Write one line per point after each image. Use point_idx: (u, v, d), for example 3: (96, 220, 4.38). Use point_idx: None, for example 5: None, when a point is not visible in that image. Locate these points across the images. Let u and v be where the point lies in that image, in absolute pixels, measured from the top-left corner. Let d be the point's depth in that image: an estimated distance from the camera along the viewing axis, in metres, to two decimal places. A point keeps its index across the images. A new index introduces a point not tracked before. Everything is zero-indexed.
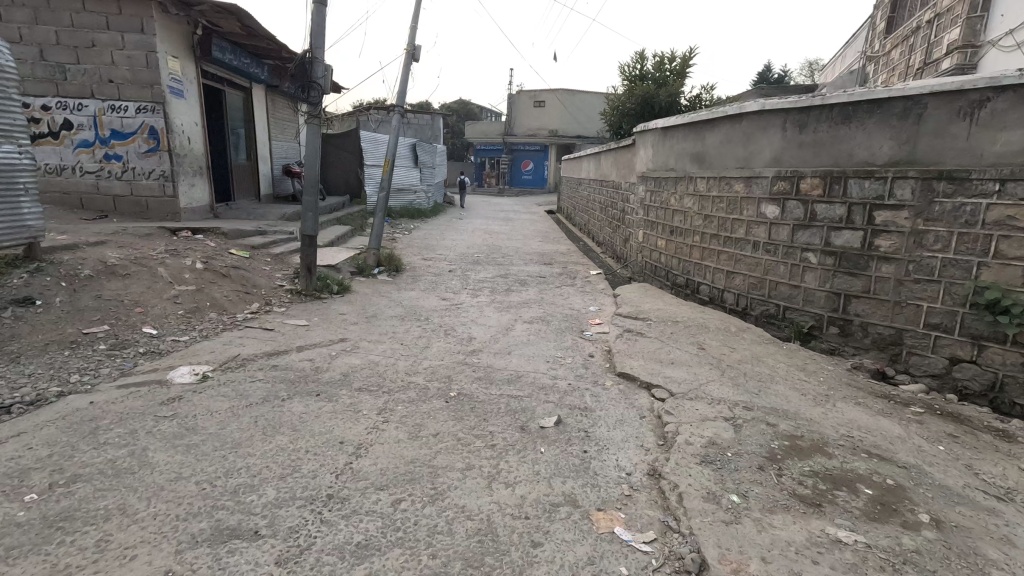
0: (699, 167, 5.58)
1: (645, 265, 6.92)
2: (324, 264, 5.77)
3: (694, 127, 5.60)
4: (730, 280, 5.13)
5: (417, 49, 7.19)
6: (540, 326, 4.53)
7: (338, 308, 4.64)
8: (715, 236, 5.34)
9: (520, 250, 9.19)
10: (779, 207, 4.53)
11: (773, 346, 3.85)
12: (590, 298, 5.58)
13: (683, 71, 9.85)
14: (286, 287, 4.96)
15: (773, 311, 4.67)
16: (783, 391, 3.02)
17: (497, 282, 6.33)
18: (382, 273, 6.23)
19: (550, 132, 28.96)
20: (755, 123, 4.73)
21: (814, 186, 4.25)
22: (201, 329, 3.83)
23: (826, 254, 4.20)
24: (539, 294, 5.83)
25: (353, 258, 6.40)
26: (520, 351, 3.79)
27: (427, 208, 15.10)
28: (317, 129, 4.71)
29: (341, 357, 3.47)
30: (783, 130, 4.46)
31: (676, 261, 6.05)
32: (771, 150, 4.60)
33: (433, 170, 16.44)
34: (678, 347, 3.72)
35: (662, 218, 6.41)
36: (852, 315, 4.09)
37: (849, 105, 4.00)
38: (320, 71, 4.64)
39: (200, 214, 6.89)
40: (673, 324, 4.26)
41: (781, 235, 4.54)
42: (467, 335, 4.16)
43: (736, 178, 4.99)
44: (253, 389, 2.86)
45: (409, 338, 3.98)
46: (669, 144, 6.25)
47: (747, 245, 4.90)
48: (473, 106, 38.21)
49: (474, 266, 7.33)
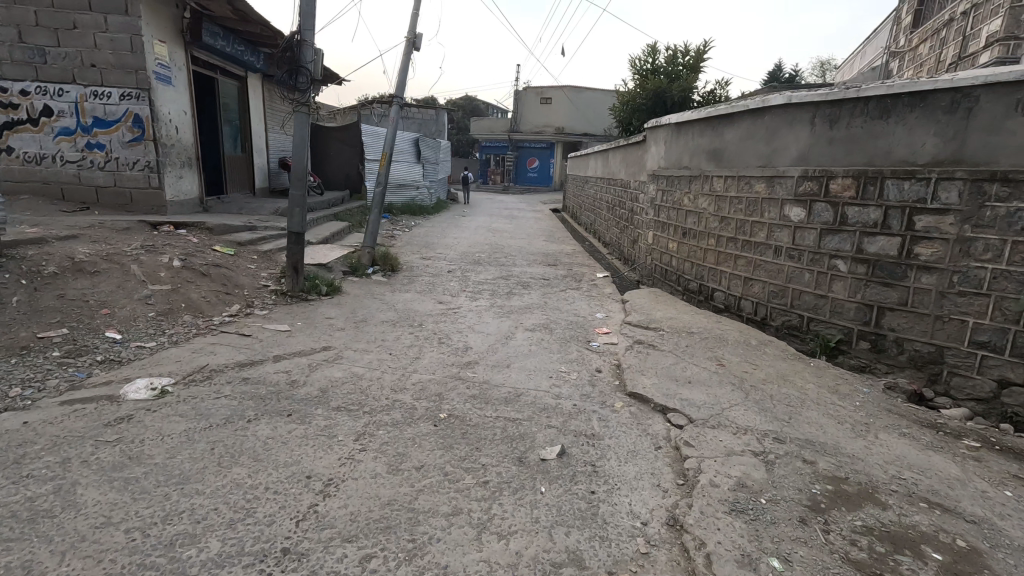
0: (716, 165, 5.21)
1: (654, 268, 6.57)
2: (315, 263, 5.44)
3: (712, 123, 5.23)
4: (748, 287, 4.77)
5: (418, 37, 6.83)
6: (543, 335, 4.18)
7: (325, 312, 4.30)
8: (732, 239, 4.97)
9: (523, 250, 8.83)
10: (805, 209, 4.16)
11: (800, 364, 3.49)
12: (597, 305, 5.22)
13: (696, 65, 9.45)
14: (271, 288, 4.62)
15: (795, 322, 4.30)
16: (817, 420, 2.66)
17: (498, 284, 5.98)
18: (376, 273, 5.89)
19: (556, 129, 28.55)
20: (779, 118, 4.35)
21: (846, 187, 3.87)
22: (171, 333, 3.50)
23: (857, 262, 3.82)
24: (542, 298, 5.47)
25: (346, 256, 6.06)
26: (520, 365, 3.44)
27: (430, 205, 14.78)
28: (306, 118, 4.37)
29: (322, 370, 3.13)
30: (811, 126, 4.08)
31: (688, 266, 5.68)
32: (797, 148, 4.23)
33: (436, 166, 16.09)
34: (695, 363, 3.36)
35: (675, 220, 6.03)
36: (886, 330, 3.72)
37: (887, 98, 3.62)
38: (308, 55, 4.29)
39: (188, 208, 6.57)
40: (689, 337, 3.89)
41: (807, 240, 4.16)
42: (463, 344, 3.81)
43: (757, 178, 4.62)
44: (217, 407, 2.52)
45: (400, 347, 3.65)
46: (683, 140, 5.88)
47: (768, 250, 4.53)
48: (478, 102, 37.80)
49: (475, 266, 6.98)
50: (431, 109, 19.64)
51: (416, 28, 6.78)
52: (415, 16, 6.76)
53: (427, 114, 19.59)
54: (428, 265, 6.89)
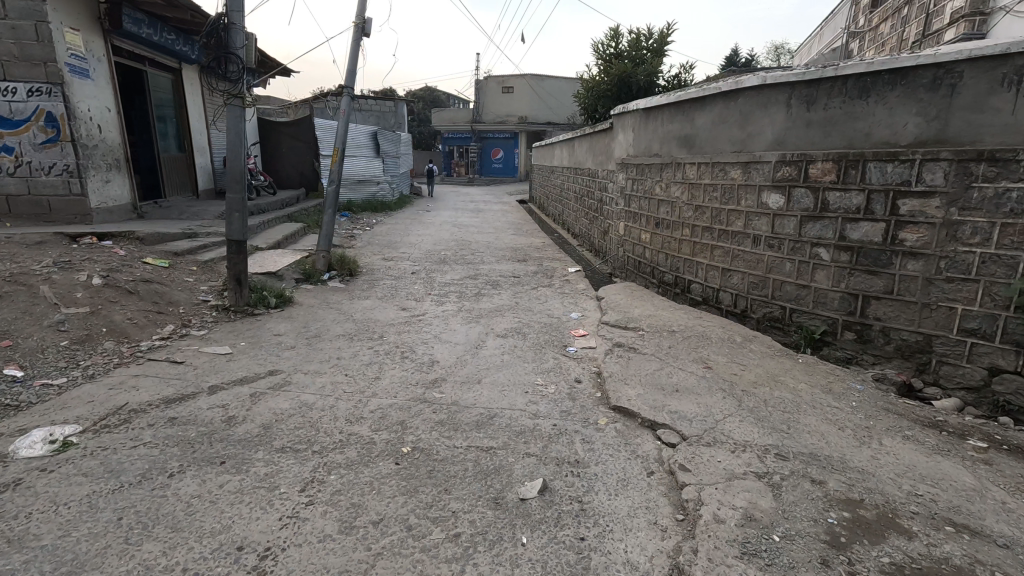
0: (688, 152, 4.98)
1: (627, 260, 6.34)
2: (263, 271, 4.97)
3: (682, 107, 4.99)
4: (726, 279, 4.57)
5: (367, 23, 6.34)
6: (516, 341, 3.87)
7: (274, 328, 3.87)
8: (708, 229, 4.76)
9: (491, 245, 8.49)
10: (784, 196, 3.96)
11: (789, 362, 3.29)
12: (571, 303, 4.94)
13: (660, 49, 9.24)
14: (211, 302, 4.14)
15: (776, 314, 4.13)
16: (819, 429, 2.44)
17: (466, 285, 5.64)
18: (333, 279, 5.46)
19: (519, 119, 28.16)
20: (754, 100, 4.13)
21: (826, 171, 3.68)
22: (88, 365, 3.02)
23: (840, 250, 3.65)
24: (513, 298, 5.16)
25: (299, 261, 5.59)
26: (492, 379, 3.12)
27: (392, 201, 14.22)
28: (240, 112, 3.89)
29: (266, 400, 2.73)
30: (788, 108, 3.88)
31: (663, 258, 5.47)
32: (773, 131, 4.02)
33: (397, 160, 15.51)
34: (680, 368, 3.12)
35: (647, 210, 5.80)
36: (871, 320, 3.56)
37: (867, 76, 3.43)
38: (239, 40, 3.79)
39: (118, 215, 5.94)
40: (671, 337, 3.65)
41: (787, 227, 3.97)
42: (429, 357, 3.46)
43: (732, 164, 4.41)
44: (132, 461, 2.11)
45: (358, 365, 3.27)
46: (652, 126, 5.64)
47: (746, 240, 4.33)
48: (439, 93, 36.98)
49: (440, 266, 6.60)
50: (390, 101, 18.92)
51: (365, 13, 6.29)
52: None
53: (385, 105, 18.86)
54: (390, 266, 6.47)
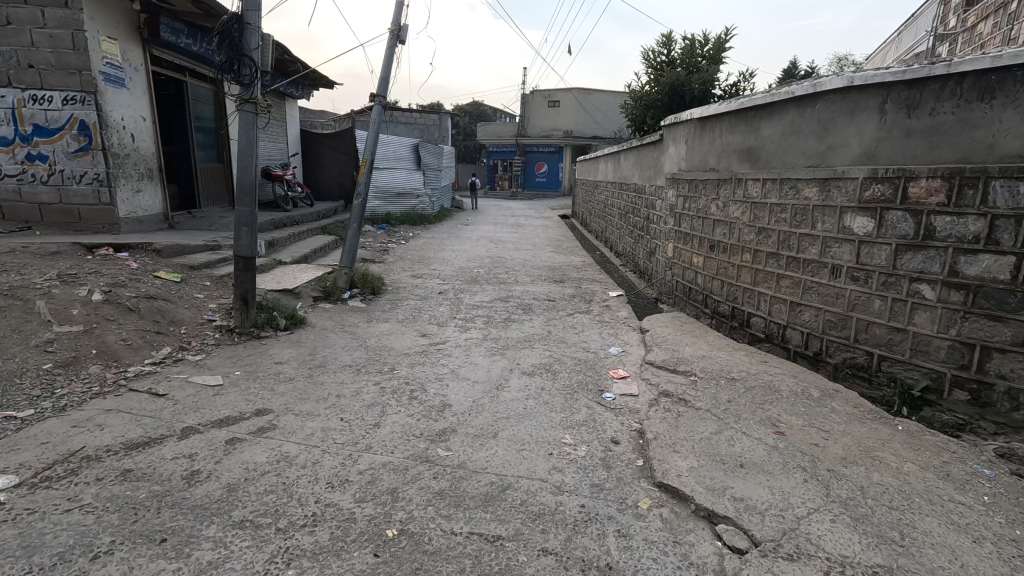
0: (751, 166, 4.35)
1: (676, 286, 5.72)
2: (279, 288, 4.67)
3: (744, 115, 4.38)
4: (795, 314, 3.90)
5: (403, 29, 6.08)
6: (544, 381, 3.34)
7: (277, 354, 3.51)
8: (774, 255, 4.11)
9: (527, 263, 8.00)
10: (874, 219, 3.28)
11: (885, 429, 2.61)
12: (610, 335, 4.37)
13: (717, 56, 8.58)
14: (216, 322, 3.84)
15: (860, 360, 3.42)
16: (947, 542, 1.79)
17: (495, 308, 5.18)
18: (354, 298, 5.13)
19: (564, 133, 27.76)
20: (837, 106, 3.49)
21: (931, 191, 2.99)
22: (64, 393, 2.73)
23: (950, 288, 2.94)
24: (545, 326, 4.64)
25: (321, 278, 5.29)
26: (511, 434, 2.60)
27: (432, 214, 14.06)
28: (253, 118, 3.60)
29: (241, 449, 2.32)
30: (882, 114, 3.22)
31: (717, 285, 4.84)
32: (861, 142, 3.35)
33: (439, 173, 15.37)
34: (745, 433, 2.50)
35: (701, 231, 5.17)
36: (993, 378, 2.83)
37: (991, 74, 2.76)
38: (253, 40, 3.49)
39: (148, 225, 5.85)
40: (730, 387, 3.04)
41: (877, 258, 3.28)
42: (440, 400, 2.98)
43: (806, 181, 3.76)
44: (56, 533, 1.72)
45: (359, 407, 2.84)
46: (708, 137, 5.04)
47: (822, 270, 3.65)
48: (485, 108, 37.21)
49: (470, 285, 6.17)
50: (434, 114, 18.92)
51: (401, 20, 6.02)
52: (399, 5, 6.00)
53: (429, 119, 18.88)
54: (417, 284, 6.11)
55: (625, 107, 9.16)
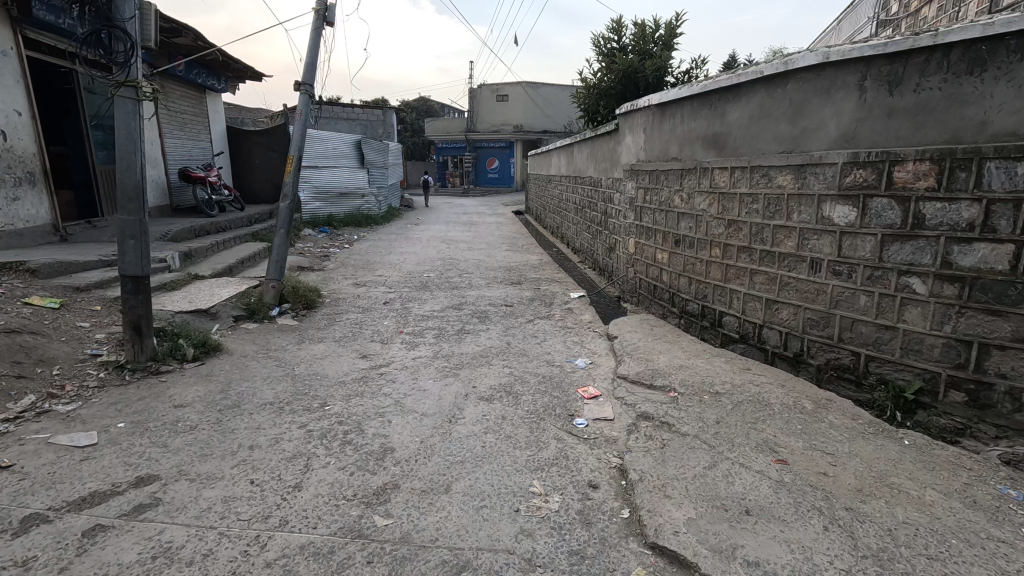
0: (717, 154, 4.04)
1: (639, 283, 5.40)
2: (191, 308, 3.98)
3: (708, 99, 4.06)
4: (771, 313, 3.63)
5: (330, 9, 5.42)
6: (505, 408, 2.87)
7: (179, 394, 2.88)
8: (745, 249, 3.81)
9: (481, 264, 7.51)
10: (857, 207, 3.00)
11: (892, 446, 2.31)
12: (576, 344, 3.96)
13: (669, 42, 8.33)
14: (102, 357, 3.13)
15: (846, 361, 3.16)
16: None
17: (448, 318, 4.67)
18: (284, 315, 4.49)
19: (514, 128, 27.36)
20: (810, 85, 3.19)
21: (919, 175, 2.72)
22: None
23: (943, 281, 2.69)
24: (503, 337, 4.17)
25: (244, 292, 4.60)
26: (466, 486, 2.12)
27: (379, 214, 13.30)
28: (135, 106, 2.92)
29: (103, 543, 1.73)
30: (862, 92, 2.93)
31: (685, 282, 4.53)
32: (839, 123, 3.07)
33: (386, 171, 14.58)
34: (743, 466, 2.13)
35: (664, 225, 4.85)
36: (993, 377, 2.58)
37: (982, 44, 2.48)
38: (128, 10, 2.83)
39: (31, 238, 4.96)
40: (714, 405, 2.68)
41: (861, 250, 3.00)
42: (381, 444, 2.46)
43: (779, 168, 3.46)
44: None
45: (277, 461, 2.28)
46: (668, 125, 4.71)
47: (800, 264, 3.38)
48: (432, 103, 36.31)
49: (420, 293, 5.63)
50: (378, 109, 18.04)
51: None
52: None
53: (373, 114, 17.99)
54: (360, 294, 5.50)
55: (577, 96, 8.79)
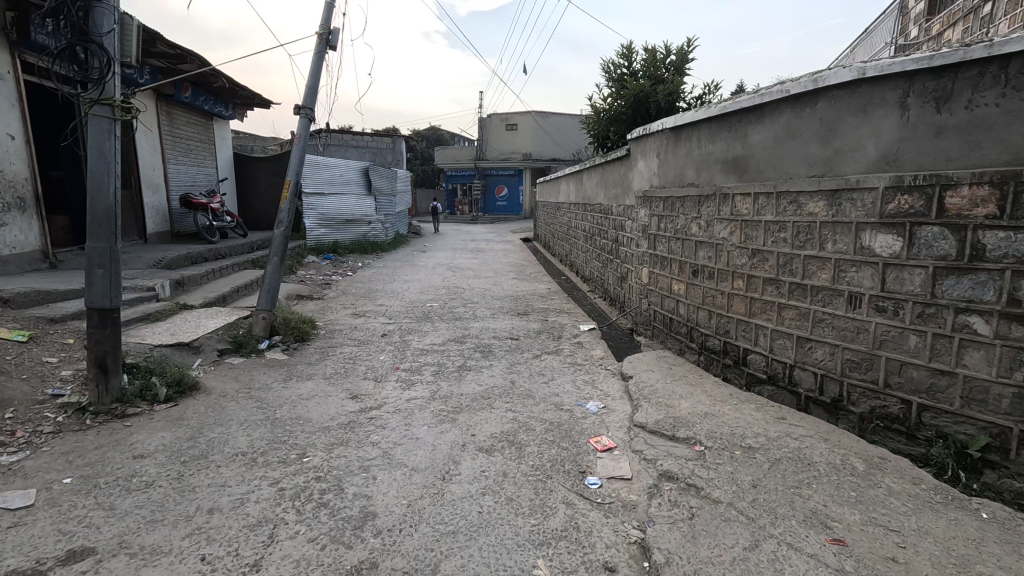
0: (738, 179, 3.76)
1: (653, 316, 5.07)
2: (173, 342, 3.71)
3: (727, 121, 3.81)
4: (803, 352, 3.28)
5: (334, 33, 5.31)
6: (506, 463, 2.52)
7: (141, 442, 2.57)
8: (772, 280, 3.49)
9: (487, 294, 7.23)
10: (902, 236, 2.68)
11: (968, 521, 1.92)
12: (586, 384, 3.62)
13: (680, 68, 8.18)
14: (63, 397, 2.84)
15: (893, 410, 2.79)
16: None
17: (449, 353, 4.35)
18: (274, 349, 4.20)
19: (523, 156, 27.49)
20: (844, 104, 2.92)
21: (976, 201, 2.41)
22: None
23: (1010, 321, 2.34)
24: (507, 375, 3.84)
25: (233, 324, 4.33)
26: (456, 568, 1.77)
27: (385, 241, 13.16)
28: (111, 126, 2.72)
29: None
30: (905, 110, 2.64)
31: (704, 316, 4.20)
32: (878, 144, 2.78)
33: (394, 198, 14.50)
34: (791, 549, 1.77)
35: (680, 254, 4.55)
36: None
37: None
38: (106, 26, 2.65)
39: (15, 265, 4.75)
40: (748, 464, 2.31)
41: (909, 284, 2.67)
42: (361, 508, 2.12)
43: (809, 193, 3.16)
44: None
45: (236, 531, 1.94)
46: (683, 149, 4.45)
47: (837, 299, 3.04)
48: (443, 132, 36.79)
49: (421, 324, 5.33)
50: (387, 136, 18.14)
51: (331, 22, 5.25)
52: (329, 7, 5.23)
53: (382, 142, 18.07)
54: (357, 325, 5.22)
55: (587, 122, 8.63)
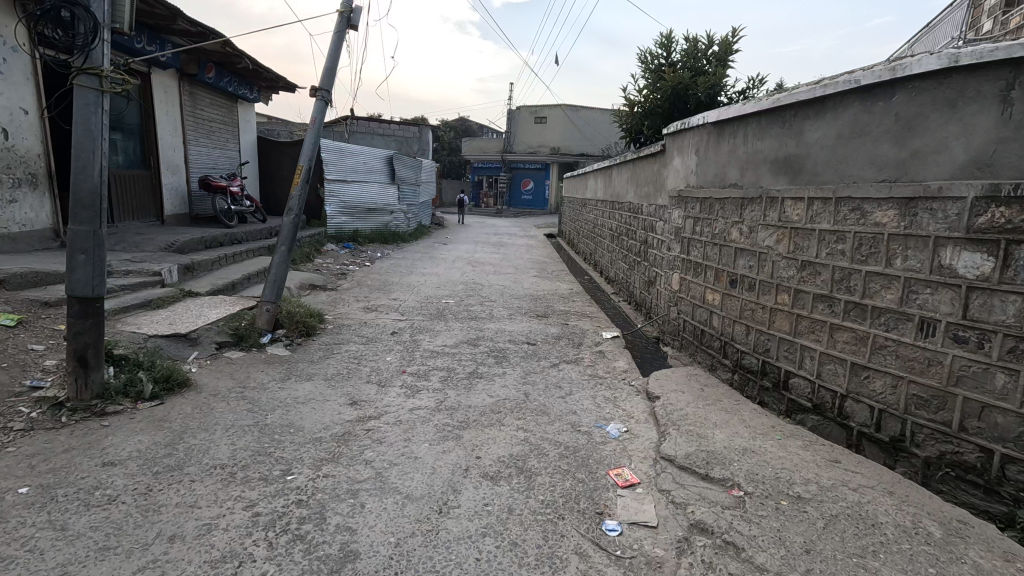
0: (790, 181, 3.34)
1: (683, 326, 4.69)
2: (170, 333, 3.51)
3: (781, 115, 3.39)
4: (858, 380, 2.87)
5: (356, 12, 5.02)
6: (513, 496, 2.21)
7: (114, 447, 2.34)
8: (825, 297, 3.08)
9: (506, 292, 6.91)
10: (994, 256, 2.26)
11: None
12: (607, 402, 3.28)
13: (723, 60, 7.67)
14: (40, 391, 2.64)
15: (969, 459, 2.39)
16: None
17: (460, 357, 4.06)
18: (276, 343, 3.98)
19: (551, 150, 27.02)
20: (928, 97, 2.49)
21: None
22: None
23: None
24: (522, 386, 3.52)
25: (236, 314, 4.12)
26: None
27: (407, 232, 12.96)
28: (98, 98, 2.49)
29: None
30: (1007, 105, 2.21)
31: (741, 330, 3.81)
32: (969, 146, 2.35)
33: (417, 188, 14.28)
34: None
35: (717, 261, 4.16)
36: None
37: None
38: None
39: (24, 242, 4.64)
40: (798, 520, 1.95)
41: (1000, 314, 2.26)
42: (342, 545, 1.85)
43: (877, 201, 2.74)
44: None
45: (194, 569, 1.68)
46: (726, 145, 4.04)
47: (904, 324, 2.63)
48: (471, 124, 36.52)
49: (434, 323, 5.05)
50: (414, 125, 17.93)
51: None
52: None
53: (409, 131, 17.86)
54: (367, 321, 4.97)
55: (620, 116, 8.20)
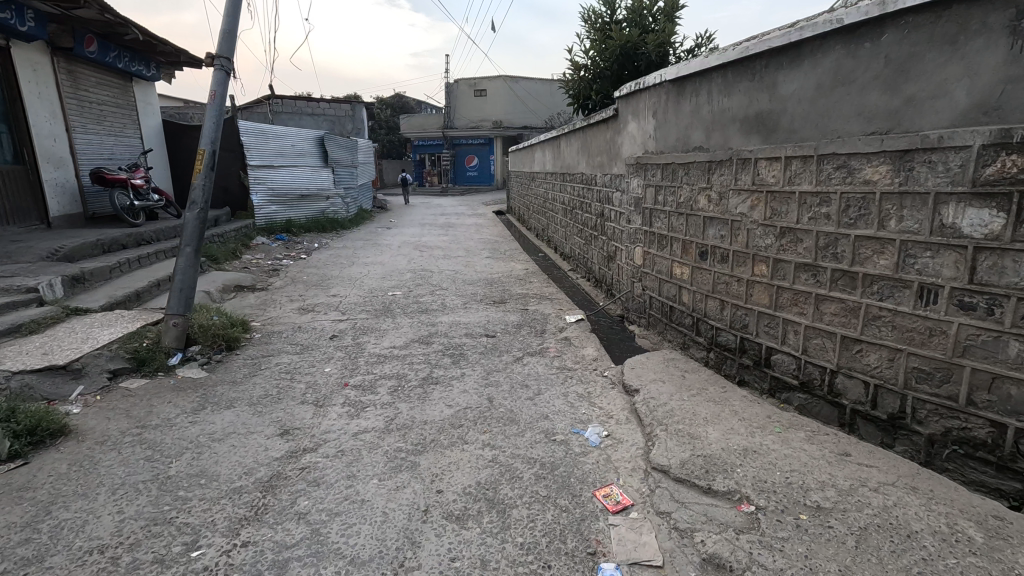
0: (764, 140, 3.03)
1: (650, 302, 4.38)
2: (44, 365, 2.83)
3: (751, 66, 3.04)
4: (849, 355, 2.63)
5: None
6: (485, 543, 1.80)
7: None
8: (808, 266, 2.81)
9: (458, 277, 6.42)
10: (1005, 211, 2.01)
11: None
12: (582, 400, 2.91)
13: (669, 17, 7.30)
14: None
15: (978, 435, 2.18)
16: None
17: (411, 360, 3.58)
18: (189, 364, 3.35)
19: (494, 124, 26.24)
20: (925, 33, 2.18)
21: None
22: None
23: None
24: (484, 389, 3.10)
25: (136, 332, 3.44)
26: None
27: (347, 218, 12.08)
28: None
29: None
30: (1017, 37, 1.93)
31: (716, 305, 3.52)
32: (973, 87, 2.06)
33: (355, 171, 13.34)
34: None
35: (684, 232, 3.84)
36: None
37: None
38: None
39: None
40: (826, 541, 1.65)
41: (1013, 275, 2.02)
42: None
43: (865, 157, 2.46)
44: None
45: None
46: (688, 105, 3.68)
47: (900, 292, 2.38)
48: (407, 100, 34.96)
49: (380, 320, 4.52)
50: (345, 103, 16.74)
51: None
52: None
53: (341, 109, 16.65)
54: (302, 324, 4.37)
55: (566, 81, 7.74)
